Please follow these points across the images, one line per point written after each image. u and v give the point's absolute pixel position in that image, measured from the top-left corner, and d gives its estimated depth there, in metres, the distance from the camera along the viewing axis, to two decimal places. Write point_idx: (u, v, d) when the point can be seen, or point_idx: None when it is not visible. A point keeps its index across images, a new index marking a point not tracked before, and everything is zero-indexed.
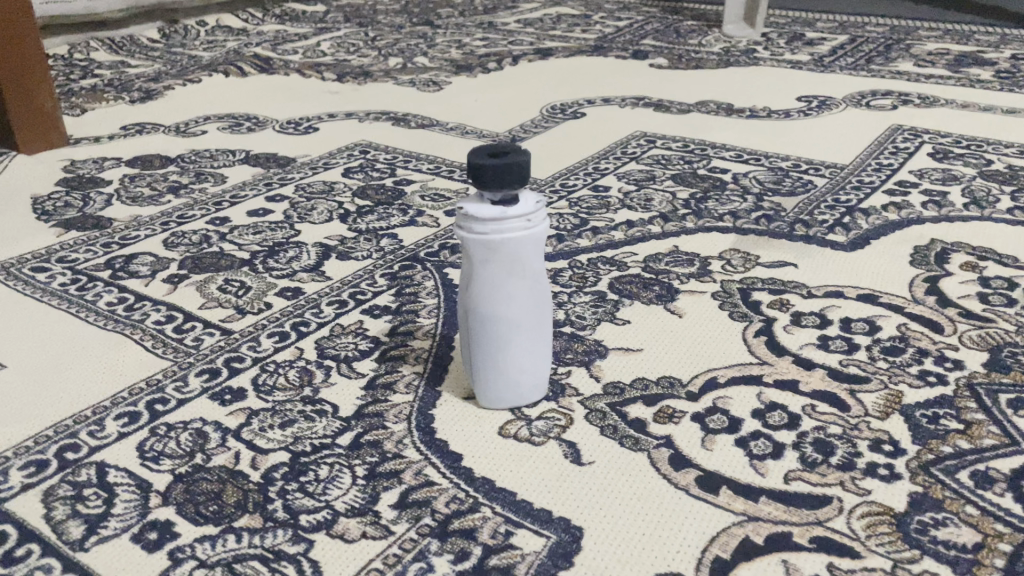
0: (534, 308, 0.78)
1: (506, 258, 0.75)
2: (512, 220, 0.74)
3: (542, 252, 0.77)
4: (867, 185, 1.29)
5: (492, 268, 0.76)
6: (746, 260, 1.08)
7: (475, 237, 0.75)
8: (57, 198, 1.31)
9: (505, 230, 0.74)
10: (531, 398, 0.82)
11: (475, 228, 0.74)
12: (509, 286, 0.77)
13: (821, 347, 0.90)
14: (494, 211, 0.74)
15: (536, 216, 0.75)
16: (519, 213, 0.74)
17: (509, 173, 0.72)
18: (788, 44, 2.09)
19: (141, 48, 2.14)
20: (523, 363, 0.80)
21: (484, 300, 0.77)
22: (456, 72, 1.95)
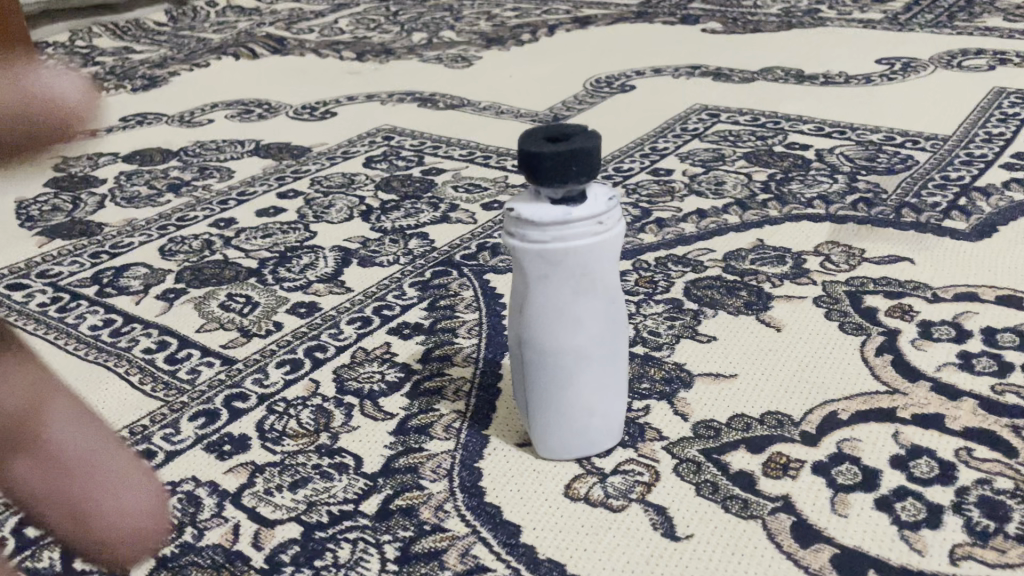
0: (609, 332, 0.61)
1: (572, 272, 0.58)
2: (580, 222, 0.57)
3: (616, 262, 0.59)
4: (979, 159, 1.09)
5: (554, 283, 0.58)
6: (849, 256, 0.90)
7: (533, 245, 0.57)
8: (43, 201, 1.16)
9: (571, 237, 0.57)
10: (602, 445, 0.65)
11: (532, 235, 0.57)
12: (576, 307, 0.59)
13: (965, 368, 0.72)
14: (556, 213, 0.56)
15: (610, 217, 0.58)
16: (587, 214, 0.57)
17: (559, 164, 0.55)
18: (855, 2, 1.88)
19: (147, 33, 1.98)
20: (596, 402, 0.62)
21: (545, 324, 0.60)
22: (486, 46, 1.76)
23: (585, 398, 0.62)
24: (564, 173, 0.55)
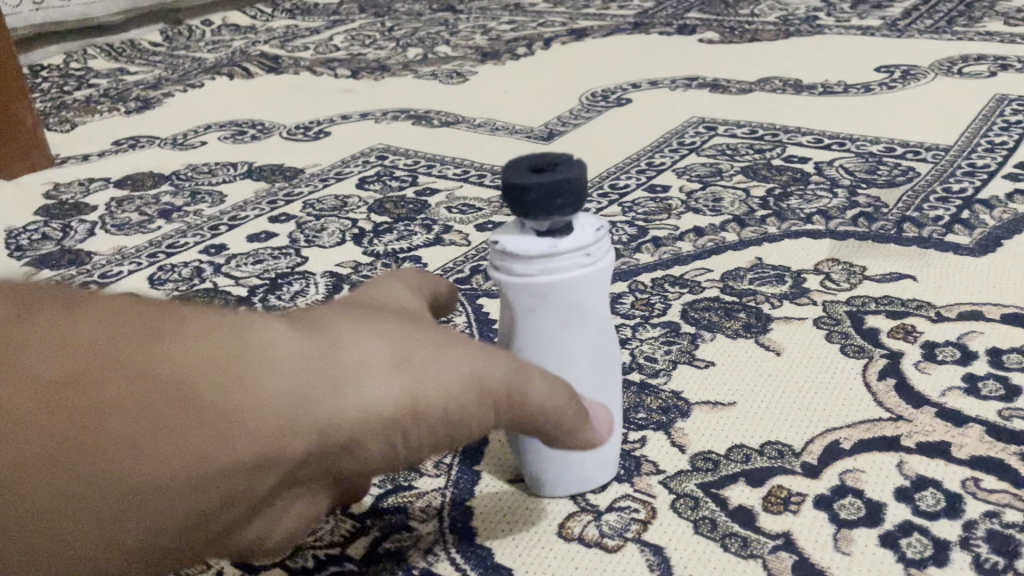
0: (600, 365, 0.59)
1: (560, 305, 0.56)
2: (567, 254, 0.54)
3: (605, 292, 0.57)
4: (981, 169, 1.07)
5: (542, 317, 0.56)
6: (850, 274, 0.88)
7: (518, 279, 0.55)
8: (33, 230, 1.15)
9: (558, 269, 0.55)
10: (598, 480, 0.63)
11: (518, 268, 0.55)
12: (565, 340, 0.57)
13: (971, 393, 0.69)
14: (542, 246, 0.54)
15: (599, 248, 0.55)
16: (574, 246, 0.54)
17: (545, 199, 0.53)
18: (853, 8, 1.86)
19: (141, 54, 1.98)
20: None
21: (533, 361, 0.58)
22: (481, 60, 1.75)
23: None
24: (548, 205, 0.53)
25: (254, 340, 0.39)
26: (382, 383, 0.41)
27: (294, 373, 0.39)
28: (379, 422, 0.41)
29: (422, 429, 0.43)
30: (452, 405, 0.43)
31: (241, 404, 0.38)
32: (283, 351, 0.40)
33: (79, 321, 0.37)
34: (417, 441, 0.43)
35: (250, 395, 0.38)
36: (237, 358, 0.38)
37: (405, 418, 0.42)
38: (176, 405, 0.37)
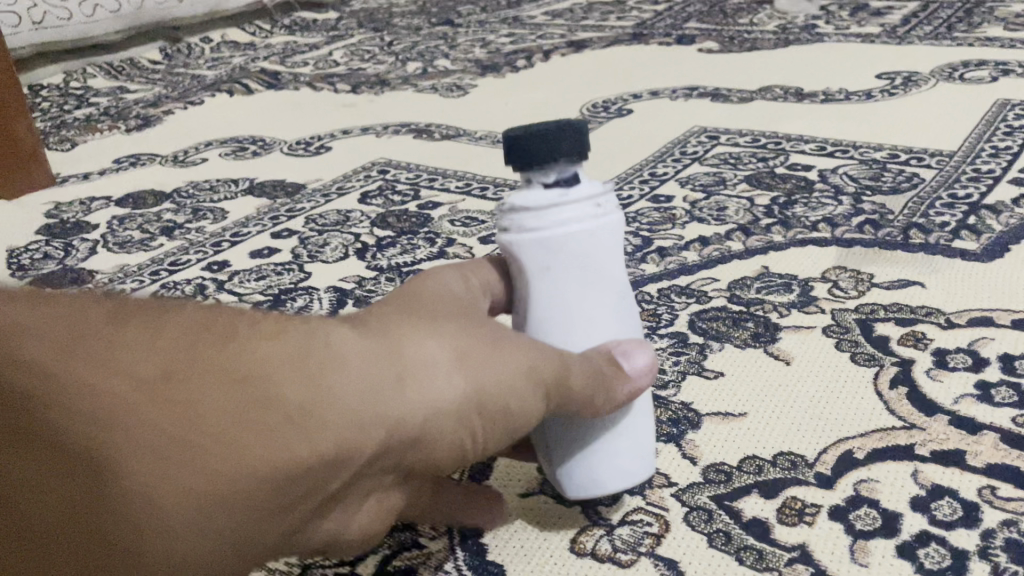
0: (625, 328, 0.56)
1: (576, 258, 0.55)
2: (576, 202, 0.55)
3: (619, 249, 0.57)
4: (986, 175, 1.07)
5: (558, 274, 0.55)
6: (858, 281, 0.87)
7: (528, 232, 0.55)
8: (35, 249, 1.14)
9: (568, 217, 0.54)
10: (642, 472, 0.57)
11: (528, 222, 0.55)
12: (585, 300, 0.55)
13: (984, 400, 0.69)
14: (550, 195, 0.54)
15: (606, 200, 0.56)
16: (581, 195, 0.55)
17: (542, 147, 0.54)
18: (852, 16, 1.86)
19: (141, 71, 1.98)
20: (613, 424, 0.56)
21: (553, 328, 0.55)
22: (481, 73, 1.75)
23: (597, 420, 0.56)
24: (546, 152, 0.54)
25: (330, 342, 0.41)
26: (454, 381, 0.43)
27: (376, 372, 0.41)
28: (455, 414, 0.43)
29: (490, 423, 0.45)
30: (520, 393, 0.45)
31: (337, 403, 0.39)
32: (360, 349, 0.41)
33: (177, 340, 0.38)
34: (492, 433, 0.45)
35: (348, 393, 0.39)
36: (325, 364, 0.40)
37: (474, 410, 0.44)
38: (264, 408, 0.37)
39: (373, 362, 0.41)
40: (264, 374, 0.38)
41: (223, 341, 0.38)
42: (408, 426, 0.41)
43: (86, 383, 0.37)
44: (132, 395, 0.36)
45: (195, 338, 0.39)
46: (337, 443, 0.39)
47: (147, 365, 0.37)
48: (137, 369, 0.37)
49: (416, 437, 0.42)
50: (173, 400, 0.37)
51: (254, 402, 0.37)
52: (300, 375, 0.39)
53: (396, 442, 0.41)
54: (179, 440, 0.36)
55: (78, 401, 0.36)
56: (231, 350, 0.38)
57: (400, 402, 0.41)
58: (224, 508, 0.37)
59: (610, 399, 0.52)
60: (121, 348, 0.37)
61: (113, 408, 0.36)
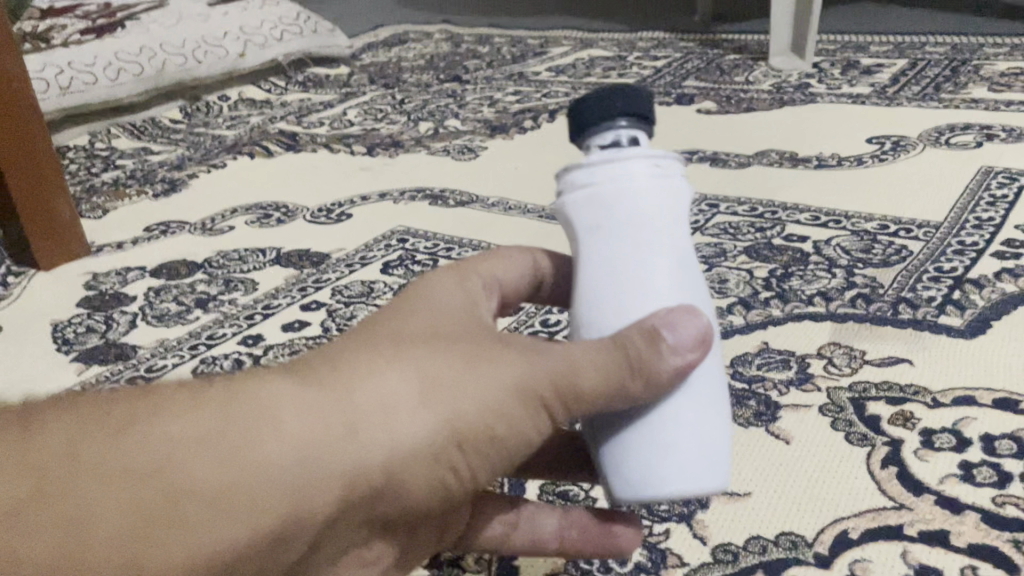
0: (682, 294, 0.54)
1: (629, 217, 0.54)
2: (634, 161, 0.55)
3: (677, 212, 0.56)
4: (971, 247, 1.14)
5: (610, 234, 0.55)
6: (851, 358, 0.94)
7: (580, 189, 0.56)
8: (78, 323, 1.22)
9: (625, 175, 0.55)
10: (712, 483, 0.54)
11: (584, 180, 0.55)
12: (639, 263, 0.54)
13: (966, 480, 0.76)
14: (607, 154, 0.55)
15: (667, 164, 0.56)
16: (640, 155, 0.55)
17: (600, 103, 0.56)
18: (843, 75, 1.95)
19: (163, 131, 2.06)
20: (677, 434, 0.53)
21: (609, 296, 0.54)
22: (491, 134, 1.84)
23: (659, 432, 0.54)
24: (602, 107, 0.56)
25: (268, 408, 0.45)
26: (410, 426, 0.47)
27: (320, 432, 0.45)
28: (412, 455, 0.48)
29: (462, 451, 0.49)
30: (492, 420, 0.49)
31: (282, 470, 0.44)
32: (300, 413, 0.45)
33: (125, 434, 0.43)
34: (463, 460, 0.50)
35: (289, 459, 0.45)
36: (263, 432, 0.44)
37: (438, 448, 0.48)
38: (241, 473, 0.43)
39: (315, 425, 0.45)
40: (207, 454, 0.43)
41: (163, 429, 0.43)
42: (362, 474, 0.47)
43: (43, 504, 0.41)
44: (96, 496, 0.41)
45: (142, 427, 0.43)
46: (294, 500, 0.45)
47: (99, 465, 0.42)
48: (90, 474, 0.42)
49: (374, 479, 0.47)
50: (130, 494, 0.42)
51: (200, 482, 0.43)
52: (242, 448, 0.44)
53: (354, 486, 0.47)
54: (146, 523, 0.42)
55: (38, 520, 0.40)
56: (173, 438, 0.43)
57: (350, 458, 0.46)
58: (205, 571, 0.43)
59: (651, 378, 0.52)
60: (72, 457, 0.42)
61: (79, 512, 0.41)
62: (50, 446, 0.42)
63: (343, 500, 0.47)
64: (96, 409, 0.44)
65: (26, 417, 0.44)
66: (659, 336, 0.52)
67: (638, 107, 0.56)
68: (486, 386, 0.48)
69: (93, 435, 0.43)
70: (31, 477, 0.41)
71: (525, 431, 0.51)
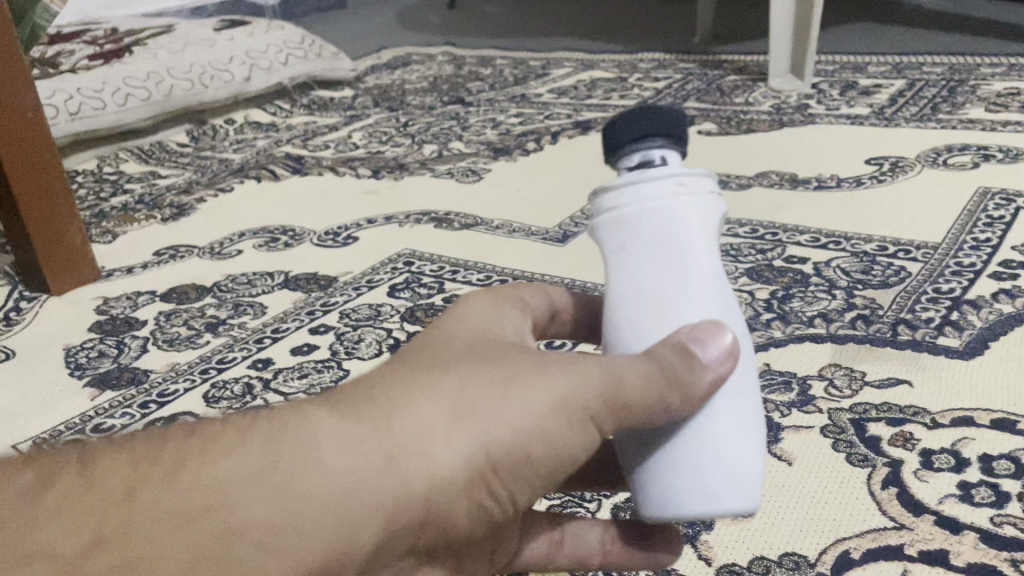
0: (709, 312, 0.55)
1: (655, 234, 0.56)
2: (656, 180, 0.57)
3: (706, 228, 0.57)
4: (968, 268, 1.16)
5: (637, 252, 0.57)
6: (851, 379, 0.96)
7: (607, 214, 0.58)
8: (90, 347, 1.24)
9: (648, 193, 0.57)
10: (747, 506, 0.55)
11: (610, 201, 0.58)
12: (664, 280, 0.56)
13: (965, 500, 0.77)
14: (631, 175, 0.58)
15: (694, 180, 0.57)
16: (663, 173, 0.57)
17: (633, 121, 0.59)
18: (842, 96, 1.98)
19: (171, 155, 2.09)
20: (712, 456, 0.54)
21: (636, 313, 0.56)
22: (494, 157, 1.86)
23: (694, 453, 0.55)
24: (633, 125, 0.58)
25: (309, 444, 0.46)
26: (455, 457, 0.48)
27: (365, 467, 0.46)
28: (456, 483, 0.48)
29: (504, 476, 0.50)
30: (533, 443, 0.50)
31: (328, 507, 0.46)
32: (345, 448, 0.47)
33: (176, 477, 0.44)
34: (506, 485, 0.51)
35: (333, 496, 0.46)
36: (309, 471, 0.46)
37: (481, 477, 0.49)
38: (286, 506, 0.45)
39: (360, 462, 0.47)
40: (258, 491, 0.45)
41: (213, 473, 0.45)
42: (406, 506, 0.48)
43: (102, 552, 0.42)
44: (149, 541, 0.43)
45: (194, 471, 0.44)
46: (342, 536, 0.46)
47: (153, 510, 0.43)
48: (145, 519, 0.43)
49: (419, 511, 0.48)
50: (183, 539, 0.43)
51: (247, 523, 0.44)
52: (289, 487, 0.45)
53: (397, 518, 0.48)
54: (200, 564, 0.43)
55: (96, 568, 0.42)
56: (223, 480, 0.44)
57: (394, 494, 0.47)
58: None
59: (685, 396, 0.52)
60: (126, 505, 0.43)
61: (133, 560, 0.42)
62: (105, 494, 0.43)
63: (389, 531, 0.48)
64: (152, 453, 0.45)
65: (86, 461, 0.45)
66: (689, 352, 0.53)
67: (671, 128, 0.58)
68: (529, 414, 0.49)
69: (147, 482, 0.44)
70: (88, 526, 0.42)
71: (570, 452, 0.51)
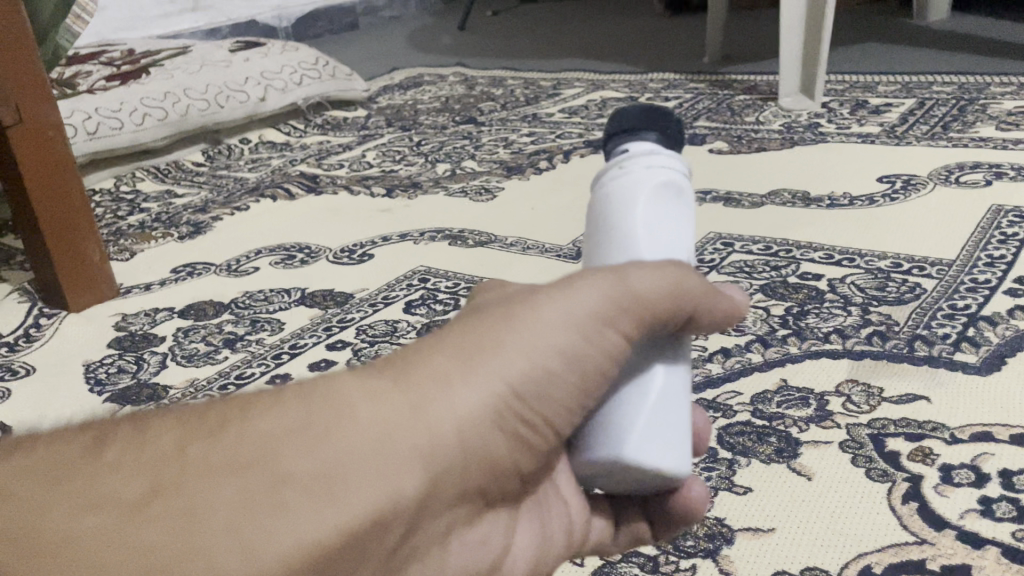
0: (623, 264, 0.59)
1: (597, 211, 0.63)
2: (609, 168, 0.63)
3: (635, 200, 0.60)
4: (983, 285, 1.16)
5: (587, 228, 0.64)
6: (869, 395, 0.96)
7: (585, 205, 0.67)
8: (110, 363, 1.25)
9: (600, 181, 0.64)
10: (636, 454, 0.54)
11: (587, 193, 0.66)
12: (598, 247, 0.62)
13: (986, 515, 0.77)
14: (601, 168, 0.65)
15: (635, 161, 0.62)
16: (614, 162, 0.63)
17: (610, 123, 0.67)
18: (852, 115, 1.99)
19: (187, 174, 2.11)
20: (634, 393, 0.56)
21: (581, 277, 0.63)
22: (507, 175, 1.88)
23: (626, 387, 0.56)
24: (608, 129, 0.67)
25: (341, 390, 0.47)
26: (477, 386, 0.48)
27: (393, 406, 0.47)
28: (484, 414, 0.48)
29: (528, 403, 0.50)
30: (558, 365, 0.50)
31: (368, 446, 0.45)
32: (371, 395, 0.47)
33: (221, 431, 0.44)
34: (534, 413, 0.51)
35: (368, 436, 0.45)
36: (343, 416, 0.46)
37: (506, 405, 0.49)
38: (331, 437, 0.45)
39: (387, 403, 0.47)
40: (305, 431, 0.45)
41: (251, 426, 0.45)
42: (445, 445, 0.47)
43: (156, 504, 0.41)
44: (201, 488, 0.42)
45: (234, 426, 0.44)
46: (388, 478, 0.45)
47: (199, 462, 0.43)
48: (193, 469, 0.42)
49: (456, 450, 0.48)
50: (236, 484, 0.42)
51: (297, 468, 0.43)
52: (325, 431, 0.45)
53: (438, 461, 0.47)
54: (256, 508, 0.42)
55: (155, 516, 0.41)
56: (262, 431, 0.44)
57: (429, 431, 0.47)
58: (325, 560, 0.43)
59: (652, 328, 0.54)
60: (171, 460, 0.43)
61: (189, 507, 0.41)
62: (153, 451, 0.43)
63: (434, 475, 0.47)
64: (188, 418, 0.45)
65: (123, 429, 0.45)
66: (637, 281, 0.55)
67: (627, 122, 0.65)
68: (540, 333, 0.50)
69: (188, 439, 0.44)
70: (138, 481, 0.42)
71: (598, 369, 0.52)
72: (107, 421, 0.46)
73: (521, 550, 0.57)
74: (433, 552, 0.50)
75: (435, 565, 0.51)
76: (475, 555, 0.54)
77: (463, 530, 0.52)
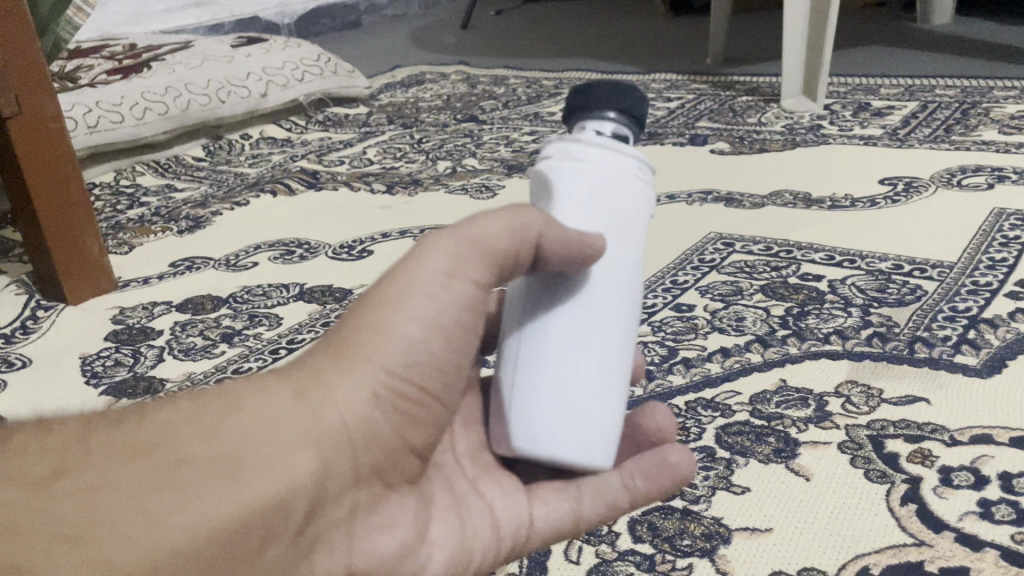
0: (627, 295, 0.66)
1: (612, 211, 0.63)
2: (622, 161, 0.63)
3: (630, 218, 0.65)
4: (984, 287, 1.16)
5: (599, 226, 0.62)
6: (868, 396, 0.96)
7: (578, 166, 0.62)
8: (106, 356, 1.24)
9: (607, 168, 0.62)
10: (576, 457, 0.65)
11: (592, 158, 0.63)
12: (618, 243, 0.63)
13: (986, 517, 0.77)
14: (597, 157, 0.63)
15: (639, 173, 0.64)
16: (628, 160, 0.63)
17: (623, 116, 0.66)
18: (854, 117, 1.99)
19: (187, 169, 2.11)
20: None
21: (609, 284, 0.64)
22: (508, 174, 1.87)
23: None
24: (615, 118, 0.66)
25: (234, 389, 0.54)
26: (358, 375, 0.55)
27: (277, 403, 0.53)
28: (369, 404, 0.55)
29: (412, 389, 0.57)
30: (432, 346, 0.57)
31: (256, 434, 0.51)
32: (260, 392, 0.54)
33: (119, 426, 0.50)
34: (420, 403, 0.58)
35: (256, 426, 0.52)
36: (230, 407, 0.52)
37: (384, 384, 0.55)
38: (221, 428, 0.51)
39: (270, 397, 0.53)
40: (199, 427, 0.51)
41: (150, 421, 0.51)
42: (332, 432, 0.54)
43: (56, 484, 0.47)
44: (100, 471, 0.48)
45: (132, 421, 0.51)
46: (285, 466, 0.51)
47: (103, 448, 0.49)
48: (91, 457, 0.48)
49: (342, 437, 0.54)
50: (132, 468, 0.48)
51: (190, 452, 0.49)
52: (218, 424, 0.51)
53: (327, 446, 0.53)
54: (156, 487, 0.48)
55: (61, 491, 0.47)
56: (157, 422, 0.51)
57: (313, 417, 0.53)
58: (223, 532, 0.48)
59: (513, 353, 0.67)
60: (76, 446, 0.49)
61: (91, 486, 0.47)
62: (59, 439, 0.49)
63: (324, 459, 0.53)
64: (91, 417, 0.51)
65: (25, 431, 0.50)
66: None
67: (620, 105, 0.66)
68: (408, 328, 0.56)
69: (91, 430, 0.50)
70: (43, 464, 0.48)
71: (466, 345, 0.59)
72: (16, 423, 0.52)
73: (439, 542, 0.63)
74: (339, 538, 0.56)
75: (342, 553, 0.57)
76: (387, 538, 0.59)
77: (370, 512, 0.58)
